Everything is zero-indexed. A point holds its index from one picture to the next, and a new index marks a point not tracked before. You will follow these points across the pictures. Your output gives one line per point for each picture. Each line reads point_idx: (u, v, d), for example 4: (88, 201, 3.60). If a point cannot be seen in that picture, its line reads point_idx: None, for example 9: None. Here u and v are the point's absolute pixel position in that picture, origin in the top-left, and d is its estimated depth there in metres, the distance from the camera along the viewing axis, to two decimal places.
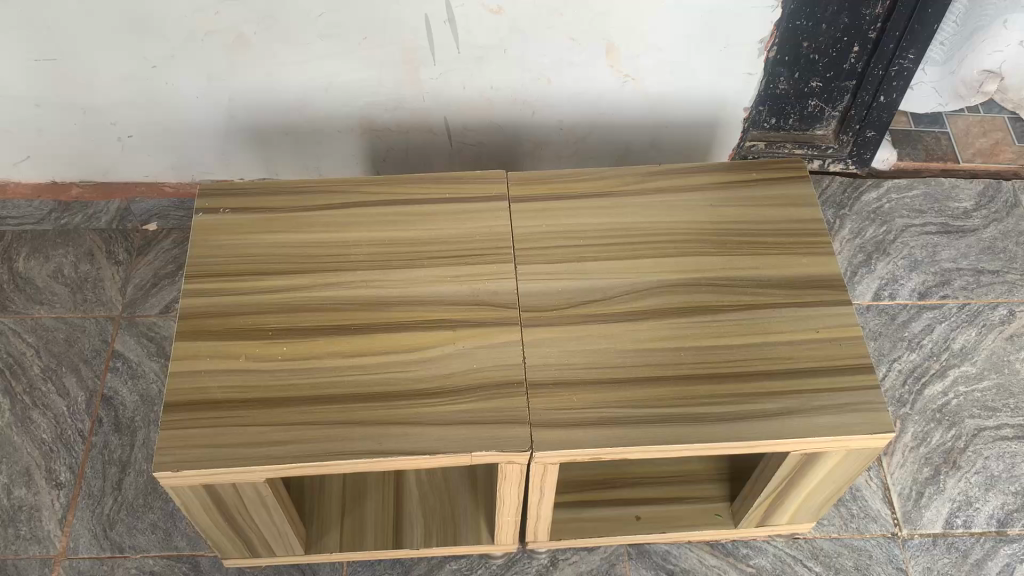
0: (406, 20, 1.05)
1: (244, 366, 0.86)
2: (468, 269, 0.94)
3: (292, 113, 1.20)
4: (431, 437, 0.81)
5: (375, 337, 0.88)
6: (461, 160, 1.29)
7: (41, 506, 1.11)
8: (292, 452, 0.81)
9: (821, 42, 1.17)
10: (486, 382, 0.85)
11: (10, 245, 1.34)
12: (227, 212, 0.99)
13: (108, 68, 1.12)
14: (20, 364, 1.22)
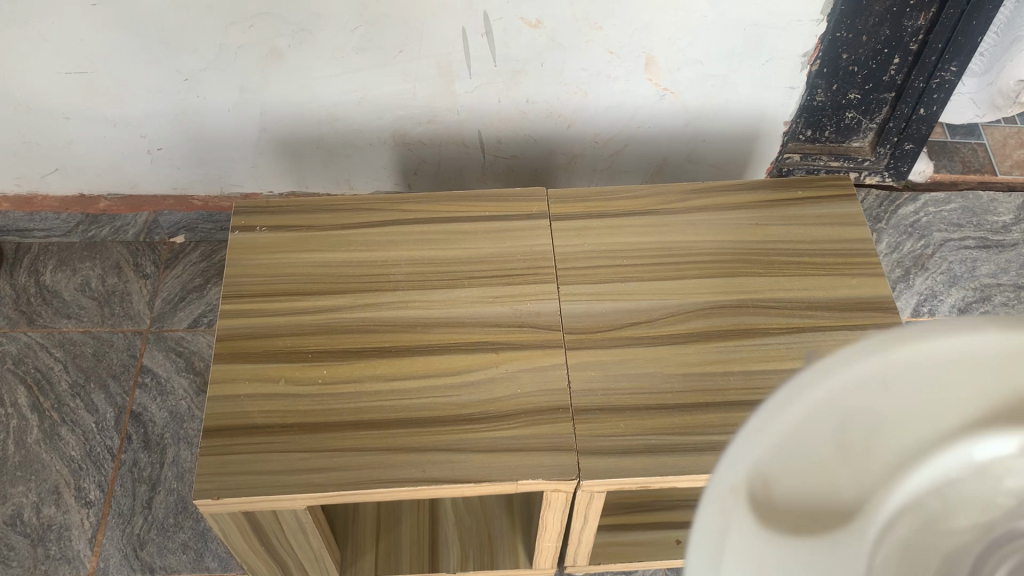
0: (443, 33, 1.04)
1: (283, 390, 0.85)
2: (510, 288, 0.92)
3: (325, 126, 1.18)
4: (475, 465, 0.80)
5: (418, 360, 0.87)
6: (495, 173, 1.28)
7: (70, 525, 1.09)
8: (334, 479, 0.79)
9: (861, 53, 1.10)
10: (531, 407, 0.83)
11: (37, 257, 1.34)
12: (263, 230, 0.97)
13: (141, 81, 1.10)
14: (48, 379, 1.21)
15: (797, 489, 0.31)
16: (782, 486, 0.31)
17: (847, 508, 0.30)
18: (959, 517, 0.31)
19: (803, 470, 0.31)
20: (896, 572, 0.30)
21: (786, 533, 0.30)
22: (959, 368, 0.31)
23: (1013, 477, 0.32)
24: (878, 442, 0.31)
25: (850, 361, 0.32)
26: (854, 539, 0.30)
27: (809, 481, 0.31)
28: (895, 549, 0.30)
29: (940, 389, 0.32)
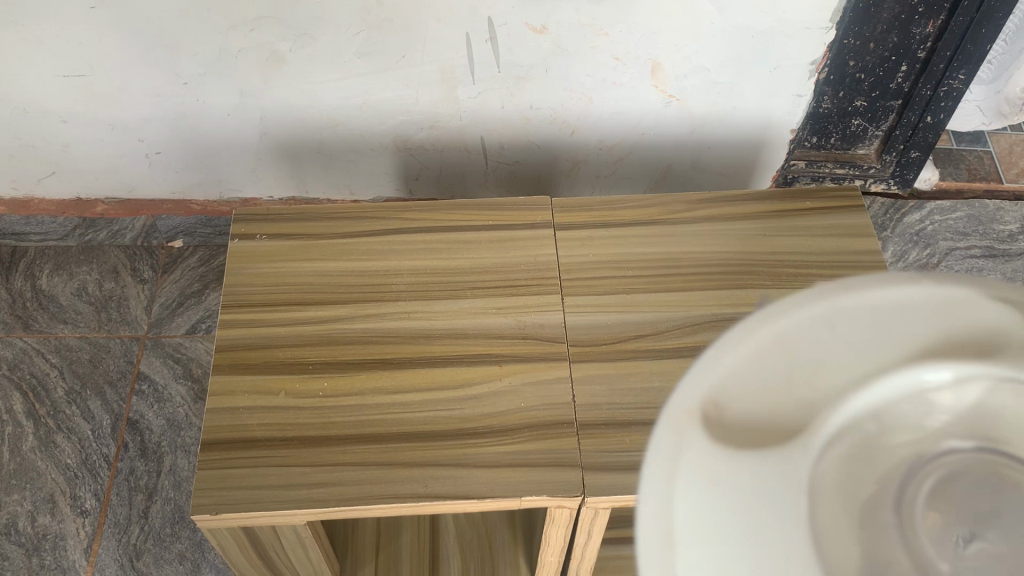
0: (447, 38, 1.02)
1: (283, 403, 0.83)
2: (514, 299, 0.91)
3: (326, 132, 1.16)
4: (479, 480, 0.78)
5: (420, 372, 0.85)
6: (498, 179, 1.26)
7: (66, 534, 1.07)
8: (335, 495, 0.77)
9: (867, 61, 1.08)
10: (535, 422, 0.82)
11: (33, 261, 1.31)
12: (263, 238, 0.96)
13: (139, 85, 1.09)
14: (44, 385, 1.19)
15: (741, 409, 0.30)
16: (727, 409, 0.30)
17: (789, 424, 0.29)
18: (902, 446, 0.29)
19: (744, 395, 0.30)
20: (833, 485, 0.28)
21: (731, 449, 0.29)
22: (899, 309, 0.32)
23: (952, 405, 0.29)
24: (822, 372, 0.30)
25: (796, 307, 0.33)
26: (794, 449, 0.28)
27: (751, 404, 0.30)
28: (838, 460, 0.28)
29: (884, 326, 0.31)
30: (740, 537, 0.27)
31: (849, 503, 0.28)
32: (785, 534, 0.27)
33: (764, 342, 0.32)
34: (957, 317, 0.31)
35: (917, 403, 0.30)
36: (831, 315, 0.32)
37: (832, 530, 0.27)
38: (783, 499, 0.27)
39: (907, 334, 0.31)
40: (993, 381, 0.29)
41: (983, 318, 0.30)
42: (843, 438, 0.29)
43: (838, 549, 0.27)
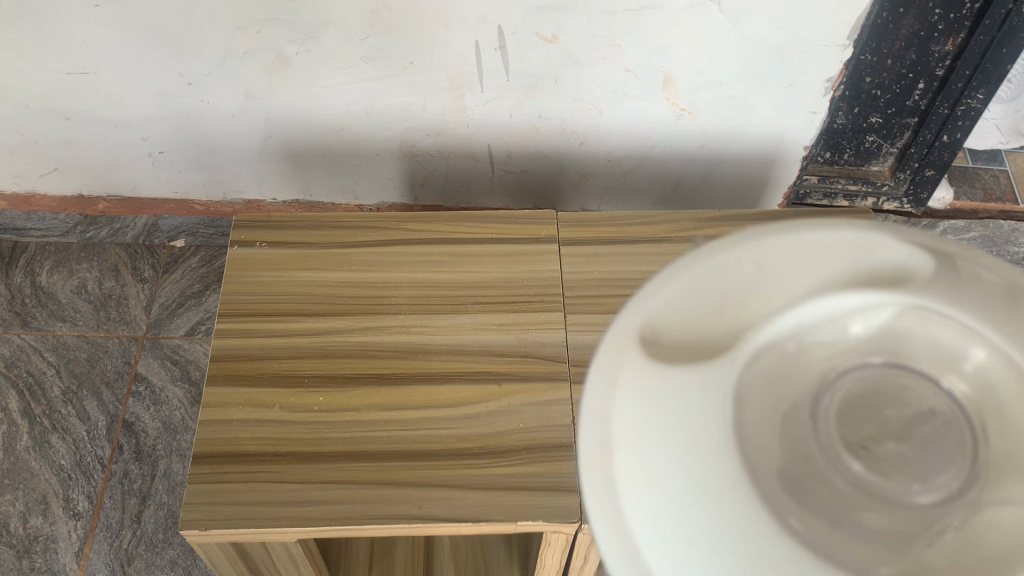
0: (456, 46, 1.00)
1: (278, 416, 0.82)
2: (516, 316, 0.89)
3: (331, 136, 1.15)
4: (474, 503, 0.77)
5: (417, 389, 0.84)
6: (503, 188, 1.25)
7: (57, 537, 1.06)
8: (328, 514, 0.76)
9: (884, 78, 1.06)
10: (533, 444, 0.80)
11: (34, 257, 1.30)
12: (263, 245, 0.94)
13: (142, 83, 1.07)
14: (40, 384, 1.18)
15: (676, 336, 0.34)
16: (665, 335, 0.35)
17: (718, 343, 0.33)
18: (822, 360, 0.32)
19: (680, 323, 0.35)
20: (752, 392, 0.31)
21: (666, 369, 0.33)
22: (820, 248, 0.36)
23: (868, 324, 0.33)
24: (750, 298, 0.34)
25: (733, 252, 0.37)
26: (718, 360, 0.32)
27: (683, 331, 0.34)
28: (760, 370, 0.32)
29: (807, 261, 0.35)
30: (670, 436, 0.32)
31: (767, 405, 0.31)
32: (707, 433, 0.31)
33: (699, 280, 0.36)
34: (870, 256, 0.35)
35: (836, 322, 0.33)
36: (762, 256, 0.36)
37: (750, 429, 0.31)
38: (706, 404, 0.31)
39: (827, 268, 0.34)
40: (900, 307, 0.33)
41: (890, 258, 0.35)
42: (769, 352, 0.32)
43: (752, 443, 0.31)
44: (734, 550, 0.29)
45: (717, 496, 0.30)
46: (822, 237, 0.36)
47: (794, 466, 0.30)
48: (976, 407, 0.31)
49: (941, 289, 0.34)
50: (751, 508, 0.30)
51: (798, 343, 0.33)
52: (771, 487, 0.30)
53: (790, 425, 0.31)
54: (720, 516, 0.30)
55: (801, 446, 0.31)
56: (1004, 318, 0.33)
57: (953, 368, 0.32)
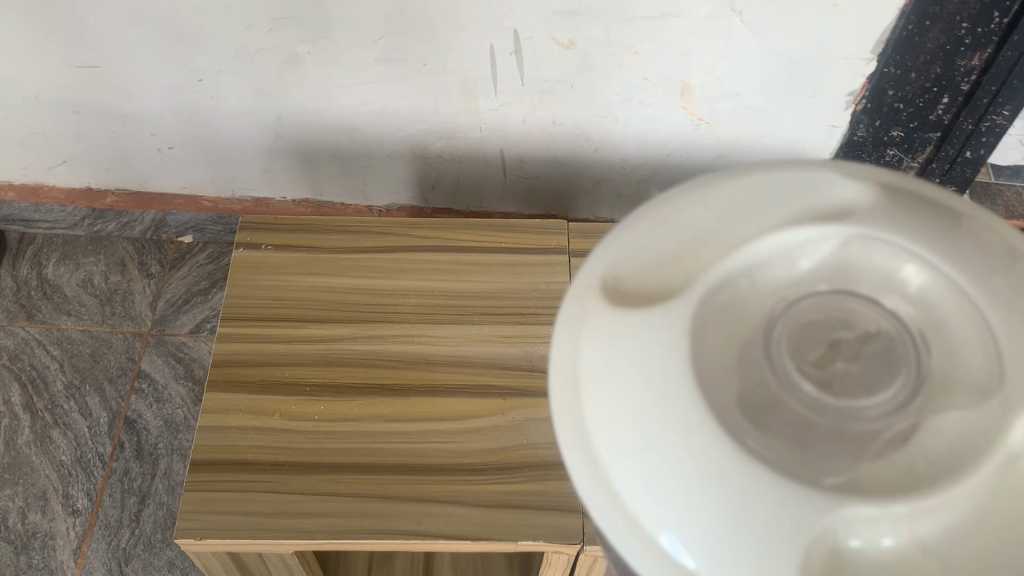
0: (471, 50, 0.98)
1: (278, 425, 0.80)
2: (522, 328, 0.87)
3: (342, 135, 1.13)
4: (474, 520, 0.75)
5: (420, 401, 0.82)
6: (515, 193, 1.23)
7: (55, 534, 1.06)
8: (325, 527, 0.75)
9: (906, 91, 0.99)
10: (536, 462, 0.78)
11: (41, 250, 1.32)
12: (269, 248, 0.93)
13: (152, 78, 1.06)
14: (43, 378, 1.19)
15: (648, 275, 0.41)
16: (640, 276, 0.41)
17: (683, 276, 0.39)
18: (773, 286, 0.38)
19: (646, 272, 0.41)
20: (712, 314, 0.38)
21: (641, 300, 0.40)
22: (772, 194, 0.42)
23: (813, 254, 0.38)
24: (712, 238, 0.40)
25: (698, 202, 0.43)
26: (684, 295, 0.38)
27: (655, 269, 0.41)
28: (718, 303, 0.38)
29: (761, 204, 0.41)
30: (643, 367, 0.37)
31: (727, 331, 0.37)
32: (675, 348, 0.37)
33: (663, 233, 0.42)
34: (812, 201, 0.41)
35: (787, 259, 0.38)
36: (716, 206, 0.42)
37: (712, 344, 0.37)
38: (667, 336, 0.37)
39: (775, 214, 0.40)
40: (843, 242, 0.38)
41: (834, 199, 0.41)
42: (728, 286, 0.38)
43: (717, 364, 0.37)
44: (708, 456, 0.35)
45: (685, 411, 0.36)
46: (770, 185, 0.42)
47: (754, 380, 0.36)
48: (913, 320, 0.36)
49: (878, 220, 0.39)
50: (709, 415, 0.35)
51: (751, 282, 0.38)
52: (733, 407, 0.36)
53: (749, 347, 0.37)
54: (692, 429, 0.35)
55: (760, 364, 0.36)
56: (928, 247, 0.38)
57: (892, 291, 0.37)
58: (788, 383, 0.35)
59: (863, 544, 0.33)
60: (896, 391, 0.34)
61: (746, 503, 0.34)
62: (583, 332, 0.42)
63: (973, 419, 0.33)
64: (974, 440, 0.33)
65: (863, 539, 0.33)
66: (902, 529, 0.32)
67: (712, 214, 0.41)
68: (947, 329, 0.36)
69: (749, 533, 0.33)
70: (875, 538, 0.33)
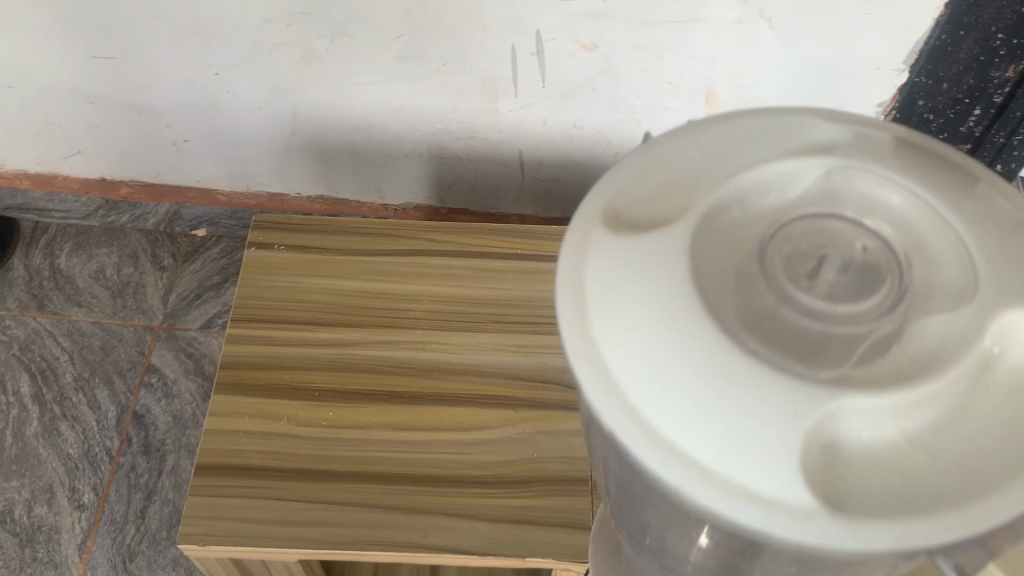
0: (491, 50, 0.96)
1: (284, 430, 0.79)
2: (536, 338, 0.86)
3: (359, 133, 1.12)
4: (481, 535, 0.73)
5: (430, 410, 0.81)
6: (532, 195, 1.21)
7: (61, 528, 1.06)
8: (330, 536, 0.73)
9: (939, 103, 0.94)
10: (547, 476, 0.77)
11: (54, 239, 1.31)
12: (281, 249, 0.92)
13: (168, 71, 1.04)
14: (53, 370, 1.19)
15: (642, 204, 0.40)
16: (632, 206, 0.40)
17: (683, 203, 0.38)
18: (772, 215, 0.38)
19: (639, 202, 0.40)
20: (712, 241, 0.37)
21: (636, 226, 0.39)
22: (759, 130, 0.42)
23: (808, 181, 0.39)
24: (708, 171, 0.40)
25: (686, 136, 0.42)
26: (680, 218, 0.38)
27: (649, 201, 0.40)
28: (715, 226, 0.38)
29: (753, 140, 0.41)
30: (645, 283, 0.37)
31: (721, 250, 0.37)
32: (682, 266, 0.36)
33: (651, 164, 0.41)
34: (797, 139, 0.41)
35: (775, 187, 0.39)
36: (704, 142, 0.42)
37: (714, 265, 0.37)
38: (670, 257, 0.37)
39: (766, 150, 0.40)
40: (829, 172, 0.39)
41: (817, 137, 0.41)
42: (719, 208, 0.38)
43: (713, 278, 0.36)
44: (707, 356, 0.34)
45: (689, 324, 0.35)
46: (751, 124, 0.42)
47: (748, 296, 0.36)
48: (897, 240, 0.37)
49: (861, 153, 0.40)
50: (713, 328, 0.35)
51: (743, 210, 0.38)
52: (729, 318, 0.35)
53: (740, 265, 0.37)
54: (690, 337, 0.35)
55: (752, 281, 0.36)
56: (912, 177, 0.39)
57: (878, 214, 0.38)
58: (779, 299, 0.35)
59: (857, 436, 0.32)
60: (879, 304, 0.35)
61: (749, 404, 0.33)
62: (578, 254, 0.40)
63: (956, 323, 0.34)
64: (964, 338, 0.33)
65: (854, 436, 0.32)
66: (891, 427, 0.32)
67: (700, 147, 0.41)
68: (930, 247, 0.36)
69: (753, 428, 0.33)
70: (867, 432, 0.32)
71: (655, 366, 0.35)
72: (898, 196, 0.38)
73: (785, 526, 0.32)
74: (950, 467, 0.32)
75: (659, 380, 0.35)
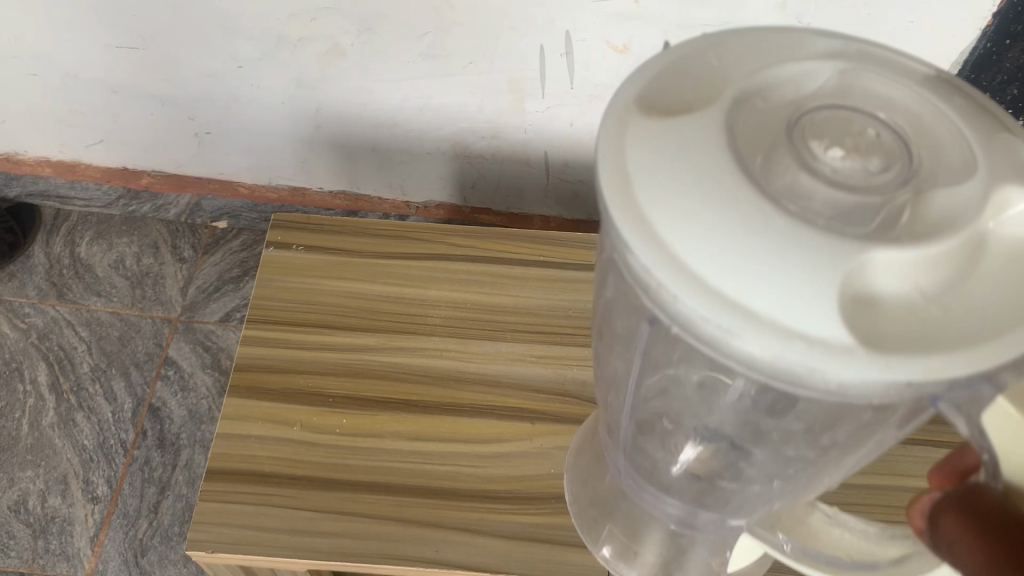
0: (519, 50, 0.94)
1: (297, 437, 0.77)
2: (556, 349, 0.84)
3: (382, 130, 1.10)
4: (495, 551, 0.71)
5: (445, 420, 0.79)
6: (557, 198, 1.19)
7: (74, 520, 1.07)
8: (340, 548, 0.71)
9: None
10: (563, 493, 0.74)
11: (75, 227, 1.32)
12: (299, 249, 0.91)
13: (191, 63, 1.03)
14: (70, 360, 1.20)
15: (659, 99, 0.37)
16: (649, 100, 0.37)
17: (705, 96, 0.36)
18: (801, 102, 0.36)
19: (658, 95, 0.37)
20: (745, 120, 0.35)
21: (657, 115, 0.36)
22: (767, 41, 0.40)
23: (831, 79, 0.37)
24: (725, 71, 0.38)
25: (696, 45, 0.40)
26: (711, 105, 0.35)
27: (668, 94, 0.37)
28: (743, 107, 0.35)
29: (763, 49, 0.39)
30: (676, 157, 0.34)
31: (752, 124, 0.35)
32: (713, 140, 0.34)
33: (665, 66, 0.39)
34: (810, 48, 0.39)
35: (799, 76, 0.37)
36: (718, 51, 0.39)
37: (746, 141, 0.34)
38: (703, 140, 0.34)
39: (780, 54, 0.38)
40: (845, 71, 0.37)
41: (826, 49, 0.39)
42: (746, 89, 0.36)
43: (744, 143, 0.34)
44: (742, 222, 0.32)
45: (720, 194, 0.32)
46: (760, 36, 0.40)
47: (782, 162, 0.33)
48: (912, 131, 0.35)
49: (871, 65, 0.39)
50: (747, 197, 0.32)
51: (768, 98, 0.36)
52: (762, 187, 0.33)
53: (771, 132, 0.34)
54: (723, 206, 0.32)
55: (787, 148, 0.34)
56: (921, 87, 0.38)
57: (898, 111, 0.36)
58: (812, 161, 0.33)
59: (881, 287, 0.31)
60: (909, 178, 0.33)
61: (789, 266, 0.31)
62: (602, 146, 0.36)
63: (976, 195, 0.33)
64: (985, 198, 0.32)
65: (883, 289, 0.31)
66: (912, 282, 0.31)
67: (715, 47, 0.39)
68: (945, 130, 0.36)
69: (791, 284, 0.30)
70: (893, 285, 0.31)
71: (686, 229, 0.32)
72: (917, 92, 0.37)
73: (827, 365, 0.30)
74: (966, 317, 0.31)
75: (694, 234, 0.32)
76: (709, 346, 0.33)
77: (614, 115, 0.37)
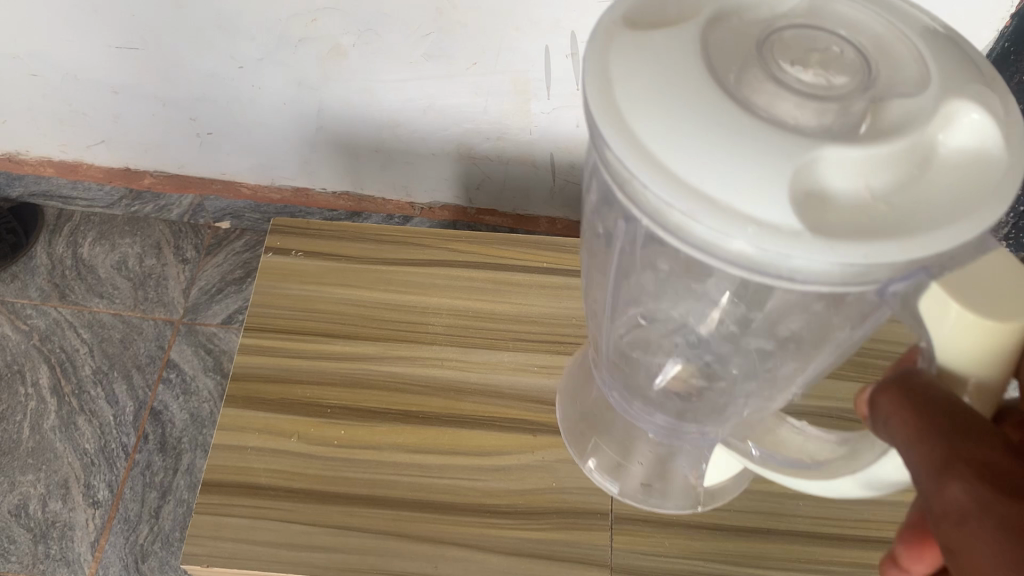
0: (523, 50, 0.91)
1: (294, 448, 0.76)
2: (559, 360, 0.82)
3: (385, 131, 1.08)
4: (495, 567, 0.69)
5: (445, 432, 0.77)
6: (564, 199, 1.17)
7: (74, 525, 1.06)
8: (336, 563, 0.69)
9: None
10: (565, 507, 0.73)
11: (77, 228, 1.31)
12: (298, 255, 0.89)
13: (190, 62, 1.01)
14: (72, 362, 1.20)
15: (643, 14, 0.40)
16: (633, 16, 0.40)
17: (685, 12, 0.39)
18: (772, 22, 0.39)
19: (641, 12, 0.40)
20: (721, 35, 0.38)
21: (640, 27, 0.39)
22: None
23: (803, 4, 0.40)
24: None
25: None
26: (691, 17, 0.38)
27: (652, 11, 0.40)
28: (718, 23, 0.38)
29: None
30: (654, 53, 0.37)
31: (726, 37, 0.38)
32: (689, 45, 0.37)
33: None
34: None
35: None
36: None
37: (718, 50, 0.37)
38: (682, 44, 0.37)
39: None
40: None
41: None
42: (723, 7, 0.39)
43: (717, 54, 0.37)
44: (710, 112, 0.34)
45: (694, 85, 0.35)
46: None
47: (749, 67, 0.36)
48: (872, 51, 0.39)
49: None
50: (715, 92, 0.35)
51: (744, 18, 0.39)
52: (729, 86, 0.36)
53: (747, 46, 0.37)
54: (693, 96, 0.35)
55: (754, 56, 0.37)
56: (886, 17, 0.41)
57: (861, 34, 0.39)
58: (778, 74, 0.36)
59: (834, 183, 0.33)
60: (866, 85, 0.36)
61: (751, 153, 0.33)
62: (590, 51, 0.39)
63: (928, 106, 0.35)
64: (936, 109, 0.35)
65: (833, 182, 0.33)
66: (863, 181, 0.33)
67: None
68: (897, 48, 0.39)
69: (750, 167, 0.33)
70: (843, 179, 0.33)
71: (659, 116, 0.35)
72: (870, 16, 0.41)
73: (782, 246, 0.32)
74: (918, 210, 0.34)
75: (667, 120, 0.34)
76: (677, 235, 0.36)
77: (596, 27, 0.40)
